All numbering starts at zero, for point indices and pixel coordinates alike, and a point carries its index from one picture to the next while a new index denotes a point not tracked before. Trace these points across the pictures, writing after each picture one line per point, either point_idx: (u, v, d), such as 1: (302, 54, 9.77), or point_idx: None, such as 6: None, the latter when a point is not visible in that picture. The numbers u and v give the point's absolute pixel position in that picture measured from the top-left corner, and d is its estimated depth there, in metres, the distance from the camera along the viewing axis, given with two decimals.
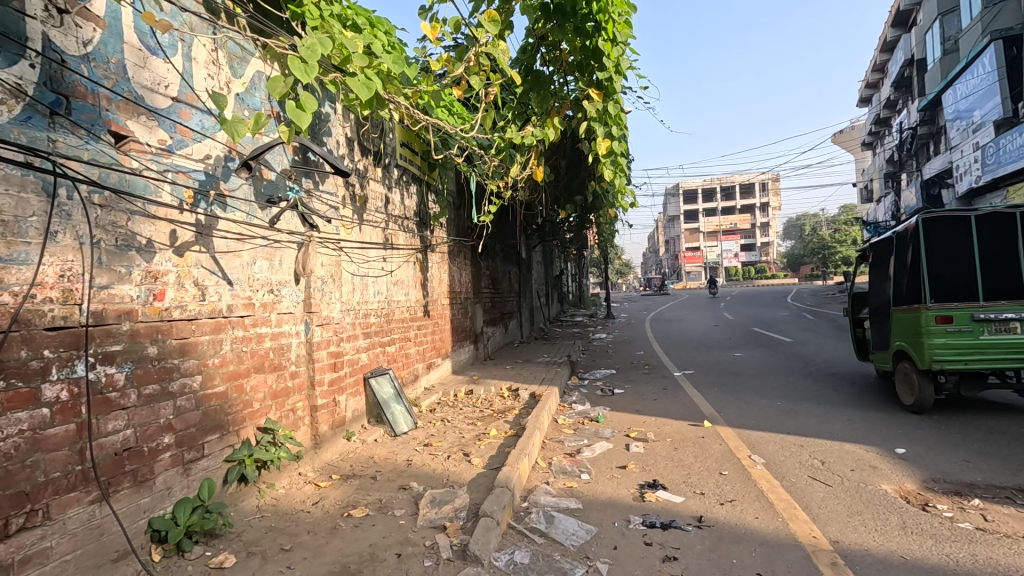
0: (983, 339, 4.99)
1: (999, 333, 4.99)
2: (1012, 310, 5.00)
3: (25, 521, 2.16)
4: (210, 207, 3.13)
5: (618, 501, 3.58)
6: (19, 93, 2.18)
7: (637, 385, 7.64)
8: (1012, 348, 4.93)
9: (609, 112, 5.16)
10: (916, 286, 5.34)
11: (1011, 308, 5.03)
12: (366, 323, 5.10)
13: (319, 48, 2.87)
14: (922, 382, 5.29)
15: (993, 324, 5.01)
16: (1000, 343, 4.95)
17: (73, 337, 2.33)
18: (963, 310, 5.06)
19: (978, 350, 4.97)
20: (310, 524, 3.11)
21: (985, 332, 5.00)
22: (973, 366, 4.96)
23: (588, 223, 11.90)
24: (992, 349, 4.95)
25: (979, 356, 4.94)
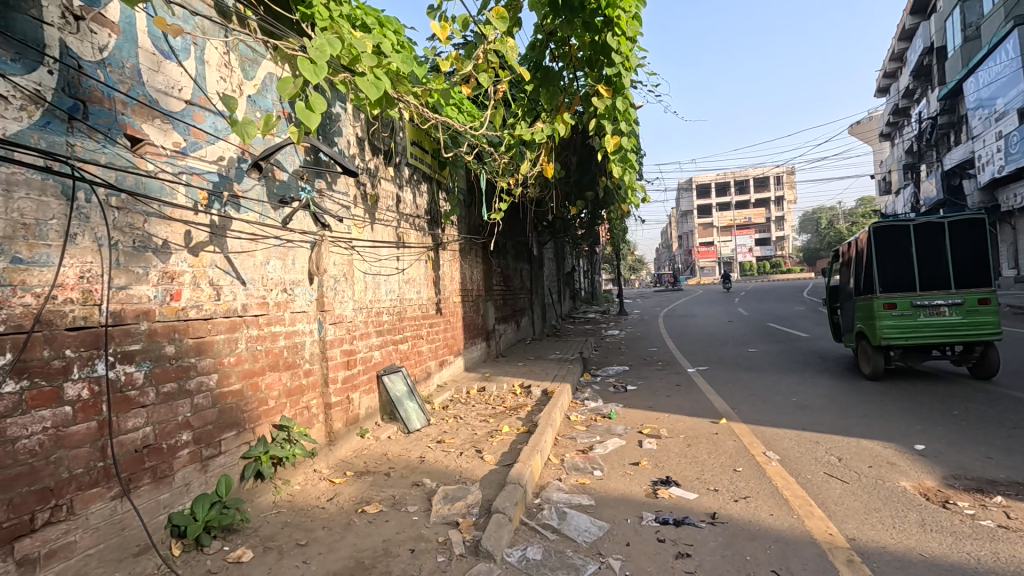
0: (920, 320, 6.27)
1: (932, 315, 6.25)
2: (944, 297, 6.21)
3: (50, 516, 2.22)
4: (224, 208, 3.18)
5: (631, 498, 3.57)
6: (38, 99, 2.23)
7: (650, 381, 7.59)
8: (941, 327, 6.21)
9: (618, 108, 5.12)
10: (868, 280, 6.66)
11: (944, 296, 6.24)
12: (379, 321, 5.14)
13: (327, 49, 2.88)
14: (877, 356, 6.57)
15: (929, 308, 6.25)
16: (932, 324, 6.23)
17: (93, 336, 2.38)
18: (903, 298, 6.32)
19: (916, 329, 6.24)
20: (325, 520, 3.15)
21: (921, 315, 6.26)
22: (912, 343, 6.25)
23: (600, 219, 11.86)
24: (925, 328, 6.25)
25: (916, 334, 6.23)
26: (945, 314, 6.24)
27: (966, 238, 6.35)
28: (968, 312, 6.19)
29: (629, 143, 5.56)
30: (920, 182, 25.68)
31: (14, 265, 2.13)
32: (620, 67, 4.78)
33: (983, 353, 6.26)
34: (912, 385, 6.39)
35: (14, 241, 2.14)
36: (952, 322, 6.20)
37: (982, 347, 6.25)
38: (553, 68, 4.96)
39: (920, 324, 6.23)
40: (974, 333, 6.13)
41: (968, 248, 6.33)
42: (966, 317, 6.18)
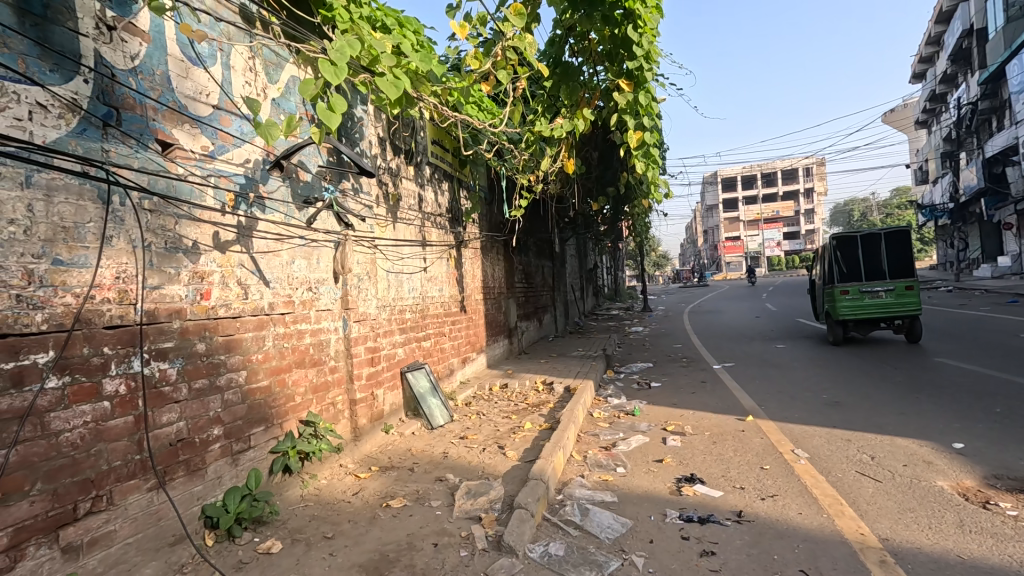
0: (866, 301, 8.73)
1: (872, 298, 8.69)
2: (883, 285, 8.60)
3: (92, 506, 2.32)
4: (250, 209, 3.26)
5: (654, 495, 3.54)
6: (76, 107, 2.32)
7: (674, 378, 7.49)
8: (879, 306, 8.65)
9: (640, 103, 5.07)
10: (829, 274, 9.22)
11: (883, 284, 8.64)
12: (402, 318, 5.20)
13: (348, 50, 2.93)
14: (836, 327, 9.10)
15: (871, 293, 8.68)
16: (875, 304, 8.67)
17: (129, 335, 2.48)
18: (854, 286, 8.79)
19: (860, 308, 8.76)
20: (350, 514, 3.22)
21: (864, 298, 8.73)
22: (856, 317, 8.81)
23: (622, 215, 11.74)
24: (867, 307, 8.73)
25: (861, 312, 8.73)
26: (883, 297, 8.67)
27: (900, 245, 8.87)
28: (901, 296, 8.56)
29: (652, 138, 5.48)
30: (959, 171, 24.64)
31: (54, 267, 2.22)
32: (641, 60, 4.70)
33: (909, 324, 8.71)
34: (951, 381, 6.13)
35: (55, 243, 2.23)
36: (888, 302, 8.62)
37: (911, 320, 8.66)
38: (573, 63, 4.94)
39: (865, 304, 8.67)
40: (903, 311, 8.55)
41: (900, 253, 8.90)
42: (897, 299, 8.59)
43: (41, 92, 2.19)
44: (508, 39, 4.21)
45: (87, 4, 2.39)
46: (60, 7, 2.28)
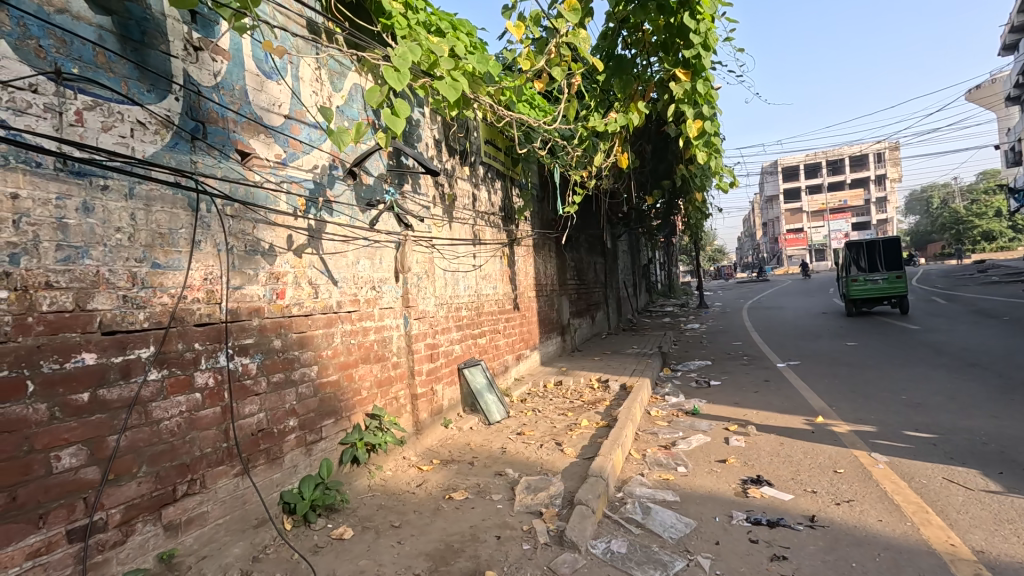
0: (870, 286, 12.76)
1: (872, 284, 12.84)
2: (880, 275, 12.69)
3: (187, 488, 2.53)
4: (319, 213, 3.44)
5: (719, 495, 3.45)
6: (168, 123, 2.52)
7: (735, 377, 7.22)
8: (878, 290, 12.70)
9: (698, 92, 4.94)
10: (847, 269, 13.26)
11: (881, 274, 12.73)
12: (458, 316, 5.31)
13: (409, 56, 3.04)
14: (851, 305, 13.08)
15: (871, 280, 12.81)
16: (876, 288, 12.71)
17: (216, 331, 2.69)
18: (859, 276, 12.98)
19: (864, 290, 12.87)
20: (415, 504, 3.34)
21: (867, 284, 12.86)
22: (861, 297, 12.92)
23: (676, 209, 11.31)
24: (872, 290, 12.73)
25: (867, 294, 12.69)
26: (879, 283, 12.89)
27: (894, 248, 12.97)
28: (892, 282, 12.67)
29: (712, 127, 5.34)
30: None
31: (152, 270, 2.42)
32: (699, 47, 4.57)
33: (898, 301, 12.87)
34: None
35: (154, 248, 2.44)
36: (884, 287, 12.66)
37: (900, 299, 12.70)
38: (626, 55, 4.87)
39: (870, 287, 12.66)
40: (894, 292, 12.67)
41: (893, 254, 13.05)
42: (890, 284, 12.78)
43: (140, 111, 2.40)
44: (562, 36, 4.20)
45: (177, 28, 2.60)
46: (155, 32, 2.49)
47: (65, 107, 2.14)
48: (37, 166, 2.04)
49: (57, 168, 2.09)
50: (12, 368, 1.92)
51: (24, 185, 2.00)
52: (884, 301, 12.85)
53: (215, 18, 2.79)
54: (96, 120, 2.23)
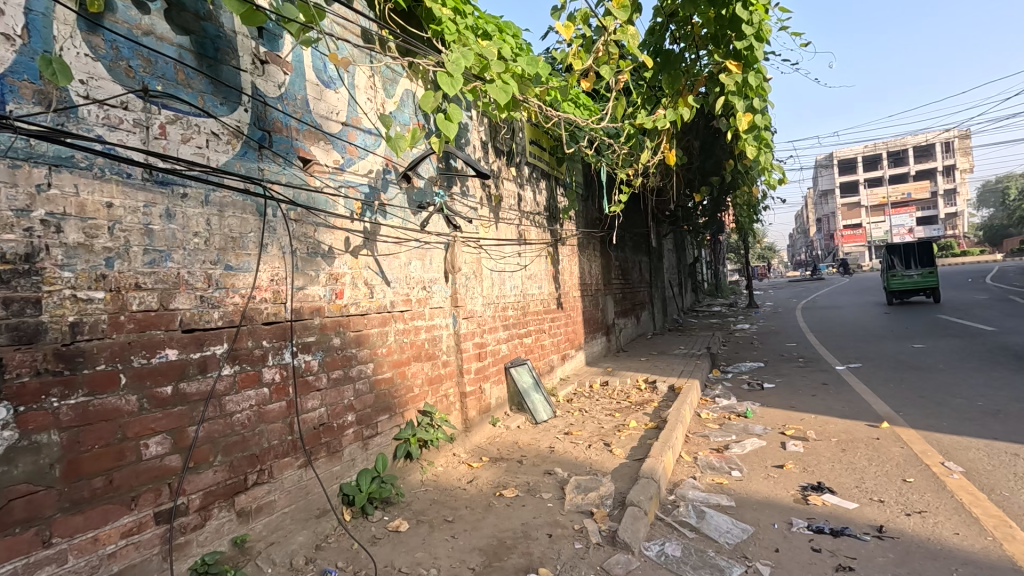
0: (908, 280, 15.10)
1: (909, 278, 15.09)
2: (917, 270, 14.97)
3: (257, 477, 2.68)
4: (374, 216, 3.57)
5: (777, 502, 3.34)
6: (239, 133, 2.68)
7: (790, 379, 6.95)
8: (914, 284, 15.04)
9: (750, 84, 4.74)
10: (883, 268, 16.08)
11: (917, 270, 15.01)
12: (505, 316, 5.36)
13: (463, 62, 3.13)
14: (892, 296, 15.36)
15: (907, 275, 15.27)
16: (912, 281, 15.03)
17: (282, 330, 2.84)
18: (896, 272, 15.45)
19: (902, 283, 15.28)
20: (467, 500, 3.41)
21: (904, 278, 15.15)
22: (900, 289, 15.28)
23: (724, 206, 11.04)
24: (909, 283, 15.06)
25: (905, 287, 15.13)
26: (914, 277, 15.29)
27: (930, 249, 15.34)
28: (927, 276, 14.98)
29: (764, 120, 5.13)
30: None
31: (226, 272, 2.58)
32: (752, 39, 4.40)
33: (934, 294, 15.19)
34: None
35: (227, 252, 2.60)
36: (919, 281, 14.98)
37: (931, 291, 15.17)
38: (675, 50, 4.78)
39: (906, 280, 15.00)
40: (928, 285, 15.13)
41: (926, 253, 15.49)
42: (923, 279, 15.12)
43: (214, 123, 2.55)
44: (610, 34, 4.17)
45: (246, 43, 2.75)
46: (227, 48, 2.65)
47: (151, 121, 2.30)
48: (128, 176, 2.21)
49: (144, 178, 2.26)
50: (109, 361, 2.10)
51: (118, 194, 2.17)
52: (920, 293, 15.06)
53: (280, 32, 2.94)
54: (177, 132, 2.40)
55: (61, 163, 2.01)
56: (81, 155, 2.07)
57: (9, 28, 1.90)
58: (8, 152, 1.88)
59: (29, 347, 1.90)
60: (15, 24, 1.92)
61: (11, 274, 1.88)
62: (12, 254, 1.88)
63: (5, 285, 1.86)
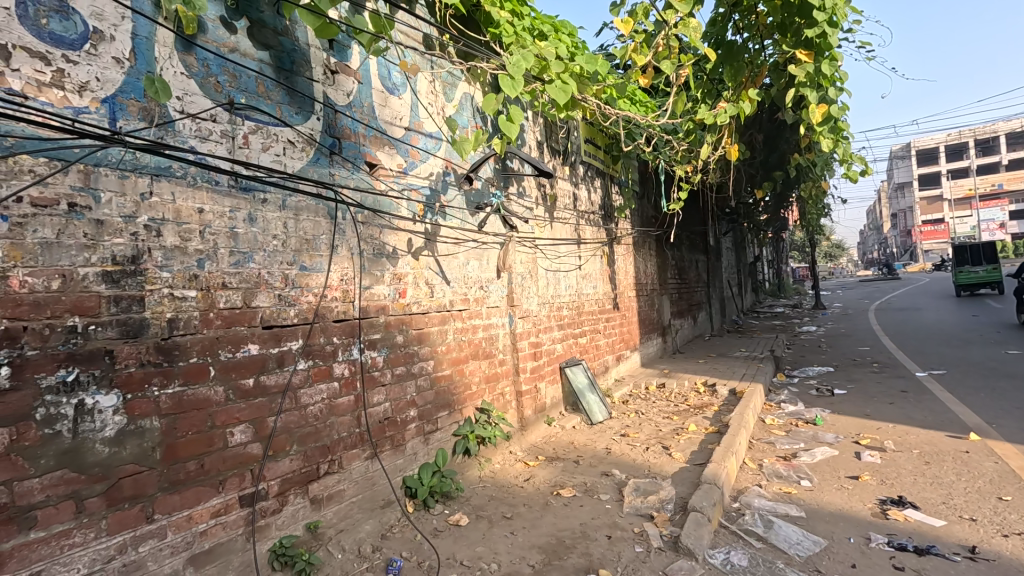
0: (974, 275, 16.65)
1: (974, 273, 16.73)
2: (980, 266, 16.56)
3: (328, 467, 2.82)
4: (435, 217, 3.68)
5: (852, 515, 3.15)
6: (312, 141, 2.83)
7: (864, 385, 6.54)
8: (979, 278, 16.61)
9: (823, 73, 4.48)
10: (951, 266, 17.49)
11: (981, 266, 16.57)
12: (560, 315, 5.36)
13: (523, 63, 3.17)
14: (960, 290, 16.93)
15: (974, 271, 16.81)
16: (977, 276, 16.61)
17: (351, 327, 2.99)
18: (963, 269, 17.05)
19: (968, 278, 16.91)
20: (525, 498, 3.45)
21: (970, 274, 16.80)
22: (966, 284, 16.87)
23: (788, 201, 10.54)
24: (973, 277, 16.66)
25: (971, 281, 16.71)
26: (980, 272, 16.82)
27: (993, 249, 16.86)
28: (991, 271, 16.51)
29: (838, 111, 4.81)
30: None
31: (300, 272, 2.73)
32: (824, 25, 4.13)
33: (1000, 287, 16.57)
34: None
35: (302, 253, 2.74)
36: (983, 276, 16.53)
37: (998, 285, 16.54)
38: (738, 41, 4.62)
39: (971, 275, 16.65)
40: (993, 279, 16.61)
41: (990, 252, 17.00)
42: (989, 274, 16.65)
43: (290, 132, 2.71)
44: (671, 27, 4.08)
45: (318, 55, 2.90)
46: (302, 61, 2.80)
47: (236, 132, 2.48)
48: (217, 184, 2.38)
49: (230, 185, 2.44)
50: (200, 355, 2.28)
51: (208, 200, 2.35)
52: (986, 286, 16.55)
53: (349, 43, 3.08)
54: (258, 141, 2.57)
55: (161, 173, 2.20)
56: (177, 166, 2.25)
57: (119, 53, 2.10)
58: (118, 164, 2.07)
59: (135, 340, 2.09)
60: (123, 48, 2.12)
61: (120, 274, 2.06)
62: (121, 256, 2.07)
63: (116, 284, 2.04)
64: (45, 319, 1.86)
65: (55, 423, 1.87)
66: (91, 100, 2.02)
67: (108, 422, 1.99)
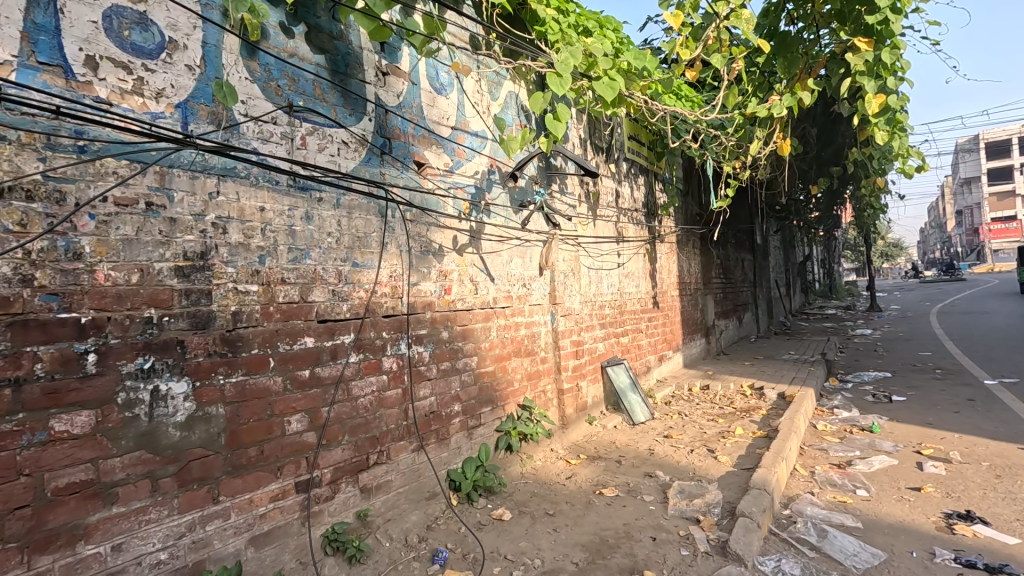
0: None
1: None
2: None
3: (377, 457, 2.91)
4: (480, 215, 3.73)
5: (913, 528, 3.00)
6: (364, 141, 2.92)
7: (926, 392, 6.18)
8: None
9: (883, 61, 4.24)
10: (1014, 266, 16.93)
11: None
12: (602, 314, 5.32)
13: (571, 61, 3.17)
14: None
15: None
16: None
17: (400, 322, 3.07)
18: None
19: None
20: (567, 496, 3.45)
21: None
22: None
23: (842, 198, 10.08)
24: None
25: None
26: None
27: None
28: None
29: (898, 101, 4.52)
30: None
31: (353, 268, 2.83)
32: (887, 11, 3.92)
33: None
34: None
35: (354, 251, 2.84)
36: None
37: None
38: (792, 31, 4.44)
39: None
40: None
41: None
42: None
43: (343, 133, 2.80)
44: (722, 19, 3.96)
45: (370, 58, 2.98)
46: (355, 64, 2.89)
47: (294, 133, 2.58)
48: (276, 184, 2.49)
49: (289, 185, 2.54)
50: (261, 346, 2.40)
51: (269, 200, 2.46)
52: None
53: (399, 45, 3.15)
54: (315, 143, 2.67)
55: (227, 173, 2.32)
56: (241, 166, 2.37)
57: (191, 60, 2.23)
58: (189, 166, 2.21)
59: (203, 331, 2.21)
60: (195, 56, 2.25)
61: (191, 269, 2.19)
62: (192, 252, 2.20)
63: (187, 279, 2.17)
64: (125, 310, 2.00)
65: (134, 407, 2.00)
66: (166, 105, 2.16)
67: (180, 408, 2.13)
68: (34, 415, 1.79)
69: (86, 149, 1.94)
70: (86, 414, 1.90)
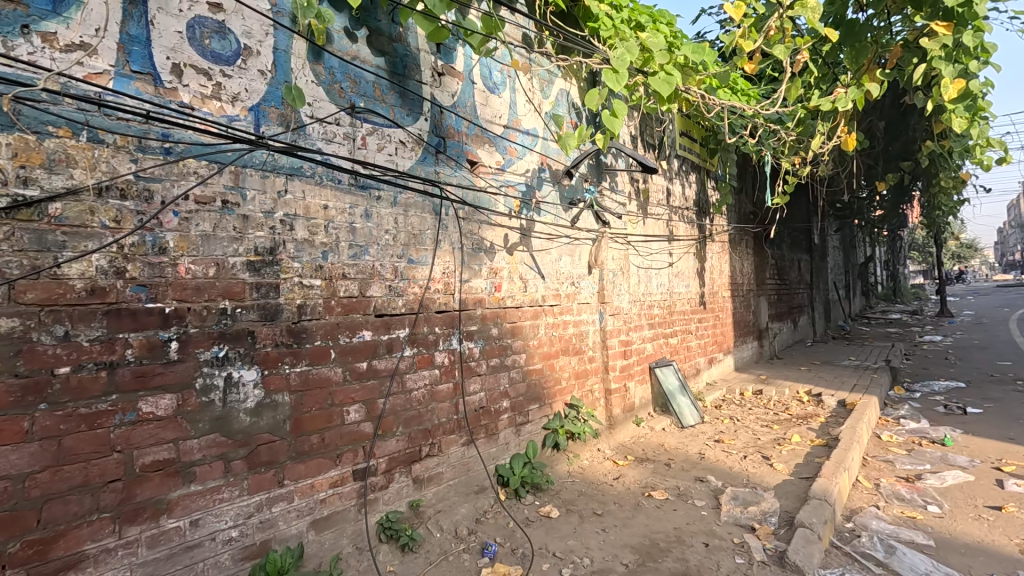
0: None
1: None
2: None
3: (429, 449, 2.97)
4: (531, 213, 3.74)
5: (993, 549, 2.79)
6: (421, 140, 2.99)
7: (1006, 405, 5.72)
8: None
9: (963, 45, 3.93)
10: None
11: None
12: (651, 314, 5.22)
13: (627, 57, 3.13)
14: None
15: None
16: None
17: (452, 318, 3.13)
18: None
19: None
20: (616, 496, 3.42)
21: None
22: None
23: (911, 195, 9.46)
24: None
25: None
26: None
27: None
28: None
29: (977, 88, 4.18)
30: None
31: (408, 265, 2.90)
32: None
33: None
34: None
35: (410, 247, 2.91)
36: None
37: None
38: (861, 18, 4.19)
39: None
40: None
41: None
42: None
43: (401, 132, 2.88)
44: (785, 9, 3.82)
45: (427, 58, 3.05)
46: (413, 65, 2.96)
47: (356, 134, 2.68)
48: (339, 182, 2.59)
49: (350, 183, 2.64)
50: (323, 339, 2.50)
51: (332, 198, 2.56)
52: None
53: (455, 45, 3.20)
54: (374, 143, 2.75)
55: (294, 173, 2.43)
56: (307, 166, 2.47)
57: (263, 66, 2.35)
58: (261, 166, 2.32)
59: (272, 323, 2.33)
60: (267, 62, 2.36)
61: (261, 263, 2.31)
62: (262, 247, 2.32)
63: (257, 273, 2.29)
64: (203, 302, 2.13)
65: (210, 392, 2.14)
66: (241, 108, 2.28)
67: (250, 395, 2.25)
68: (125, 396, 1.94)
69: (172, 150, 2.08)
70: (169, 398, 2.04)
